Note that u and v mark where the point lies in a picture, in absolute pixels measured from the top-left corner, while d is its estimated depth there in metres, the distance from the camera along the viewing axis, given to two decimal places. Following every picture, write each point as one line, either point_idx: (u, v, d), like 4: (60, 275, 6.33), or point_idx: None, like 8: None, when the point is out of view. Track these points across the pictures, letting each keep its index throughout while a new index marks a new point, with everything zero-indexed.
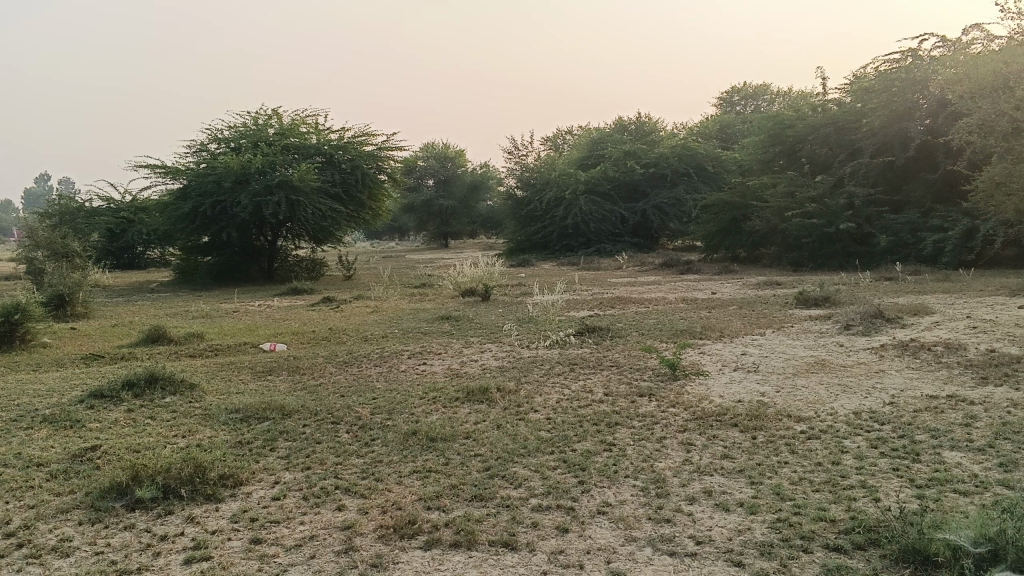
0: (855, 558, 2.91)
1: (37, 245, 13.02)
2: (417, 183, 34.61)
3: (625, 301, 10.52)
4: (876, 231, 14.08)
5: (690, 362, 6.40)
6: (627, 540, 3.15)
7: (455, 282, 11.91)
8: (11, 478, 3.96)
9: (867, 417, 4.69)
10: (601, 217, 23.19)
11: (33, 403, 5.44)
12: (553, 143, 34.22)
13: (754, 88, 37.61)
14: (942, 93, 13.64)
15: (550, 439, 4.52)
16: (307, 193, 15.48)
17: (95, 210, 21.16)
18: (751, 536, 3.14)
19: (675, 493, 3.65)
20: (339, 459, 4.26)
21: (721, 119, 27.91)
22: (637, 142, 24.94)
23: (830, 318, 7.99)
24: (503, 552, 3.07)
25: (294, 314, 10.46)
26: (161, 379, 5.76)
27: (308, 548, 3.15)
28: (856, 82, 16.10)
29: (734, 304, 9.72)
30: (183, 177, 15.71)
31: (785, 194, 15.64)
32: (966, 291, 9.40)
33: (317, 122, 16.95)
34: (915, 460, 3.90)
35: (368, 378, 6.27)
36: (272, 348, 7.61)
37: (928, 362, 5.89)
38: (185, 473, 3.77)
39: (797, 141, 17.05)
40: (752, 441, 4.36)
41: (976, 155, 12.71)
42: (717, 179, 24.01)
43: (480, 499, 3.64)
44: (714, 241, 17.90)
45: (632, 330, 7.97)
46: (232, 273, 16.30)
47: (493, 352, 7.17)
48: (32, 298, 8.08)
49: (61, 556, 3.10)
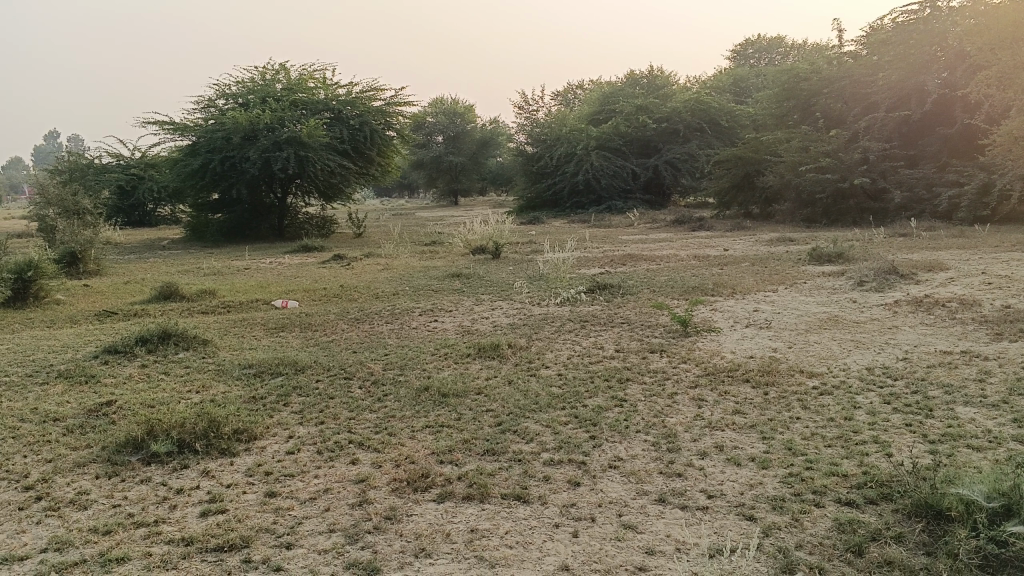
0: (867, 512, 2.91)
1: (49, 203, 13.05)
2: (426, 139, 34.38)
3: (636, 258, 10.46)
4: (891, 186, 13.90)
5: (702, 318, 6.38)
6: (638, 494, 3.16)
7: (465, 239, 11.88)
8: (29, 433, 4.00)
9: (879, 373, 4.67)
10: (612, 173, 23.00)
11: (48, 359, 5.49)
12: (564, 98, 33.85)
13: (768, 41, 36.97)
14: (962, 45, 13.37)
15: (562, 395, 4.53)
16: (316, 150, 15.39)
17: (105, 168, 21.16)
18: (763, 490, 3.14)
19: (686, 448, 3.66)
20: (352, 414, 4.29)
21: (734, 73, 27.45)
22: (650, 96, 24.59)
23: (843, 275, 7.93)
24: (515, 506, 3.09)
25: (305, 271, 10.47)
26: (174, 336, 5.80)
27: (322, 501, 3.18)
28: (873, 33, 15.77)
29: (746, 261, 9.66)
30: (191, 133, 15.63)
31: (798, 150, 15.44)
32: (981, 247, 9.30)
33: (325, 77, 16.75)
34: (927, 416, 3.89)
35: (379, 334, 6.29)
36: (283, 305, 7.64)
37: (943, 318, 5.85)
38: (199, 428, 3.80)
39: (812, 95, 16.78)
40: (764, 396, 4.36)
41: (995, 108, 12.47)
42: (730, 134, 23.71)
43: (493, 453, 3.66)
44: (727, 197, 17.77)
45: (643, 287, 7.95)
46: (243, 230, 16.31)
47: (503, 310, 7.16)
48: (44, 255, 8.10)
49: (80, 508, 3.14)
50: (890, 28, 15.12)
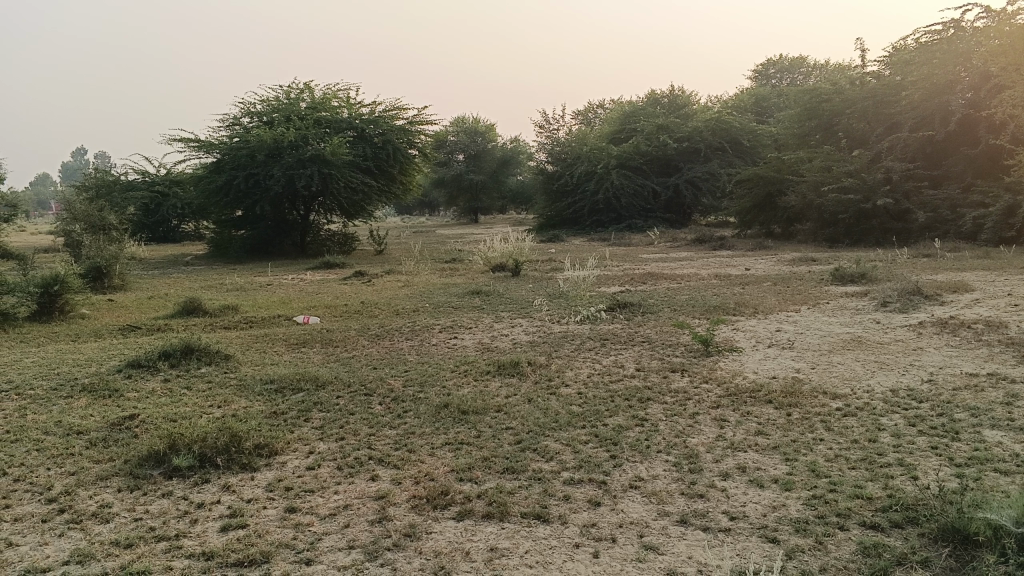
0: (892, 536, 2.87)
1: (75, 218, 13.25)
2: (447, 158, 34.65)
3: (657, 277, 10.41)
4: (915, 206, 13.76)
5: (724, 338, 6.35)
6: (660, 515, 3.13)
7: (486, 257, 11.92)
8: (53, 445, 4.04)
9: (904, 395, 4.61)
10: (633, 192, 23.04)
11: (73, 372, 5.55)
12: (585, 117, 34.00)
13: (790, 61, 36.95)
14: (986, 65, 13.30)
15: (582, 414, 4.51)
16: (339, 167, 15.52)
17: (131, 184, 21.47)
18: (786, 512, 3.11)
19: (708, 469, 3.62)
20: (372, 431, 4.29)
21: (756, 92, 27.42)
22: (671, 116, 24.60)
23: (867, 295, 7.86)
24: (535, 525, 3.07)
25: (326, 288, 10.52)
26: (196, 350, 5.85)
27: (342, 517, 3.18)
28: (896, 53, 15.71)
29: (768, 281, 9.60)
30: (216, 151, 15.81)
31: (821, 169, 15.37)
32: (1006, 268, 9.19)
33: (348, 95, 16.93)
34: (953, 439, 3.84)
35: (399, 351, 6.30)
36: (305, 321, 7.67)
37: (969, 339, 5.78)
38: (220, 442, 3.82)
39: (834, 115, 16.72)
40: (787, 418, 4.31)
41: (1020, 129, 12.36)
42: (751, 154, 23.61)
43: (512, 471, 3.64)
44: (748, 217, 17.72)
45: (664, 306, 7.92)
46: (266, 246, 16.45)
47: (524, 327, 7.16)
48: (70, 270, 8.20)
49: (101, 521, 3.16)
50: (914, 48, 15.06)
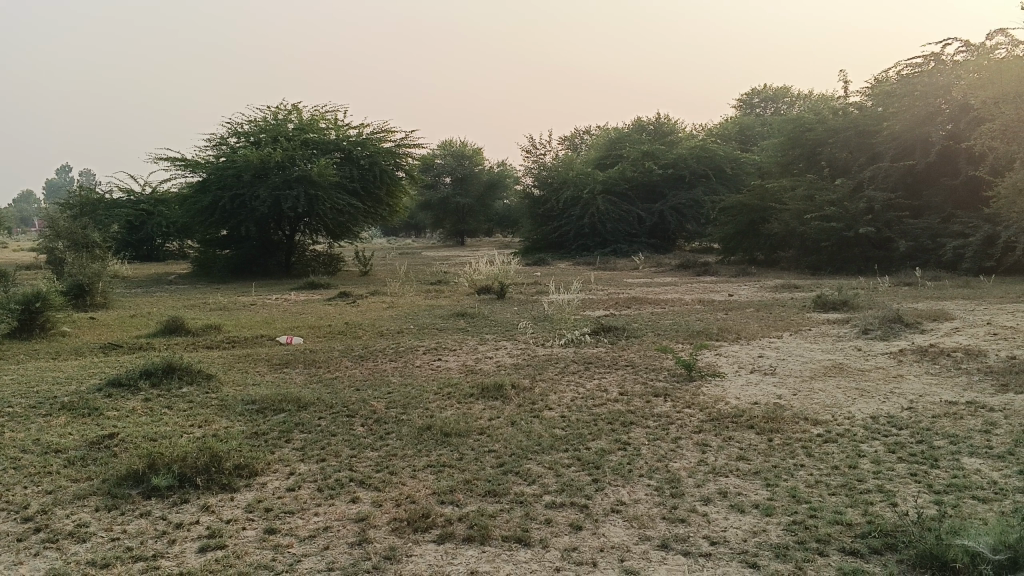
0: (871, 562, 2.88)
1: (58, 235, 13.20)
2: (434, 180, 34.79)
3: (641, 302, 10.46)
4: (896, 235, 13.92)
5: (706, 363, 6.39)
6: (641, 539, 3.13)
7: (471, 279, 11.94)
8: (30, 463, 4.00)
9: (885, 422, 4.64)
10: (618, 218, 23.18)
11: (51, 390, 5.49)
12: (572, 143, 34.27)
13: (774, 90, 37.47)
14: (965, 98, 13.56)
15: (565, 437, 4.51)
16: (326, 188, 15.55)
17: (115, 202, 21.41)
18: (766, 537, 3.12)
19: (690, 494, 3.63)
20: (354, 452, 4.27)
21: (741, 121, 27.69)
22: (657, 142, 24.83)
23: (848, 323, 7.93)
24: (516, 548, 3.06)
25: (310, 308, 10.50)
26: (178, 369, 5.81)
27: (322, 539, 3.16)
28: (878, 85, 16.00)
29: (751, 307, 9.67)
30: (203, 170, 15.82)
31: (804, 198, 15.56)
32: (985, 298, 9.32)
33: (336, 117, 17.00)
34: (932, 466, 3.87)
35: (383, 372, 6.29)
36: (288, 342, 7.63)
37: (948, 367, 5.83)
38: (200, 462, 3.79)
39: (817, 144, 16.95)
40: (768, 443, 4.33)
41: (999, 160, 12.58)
42: (735, 181, 23.82)
43: (494, 494, 3.64)
44: (732, 243, 17.83)
45: (647, 331, 7.95)
46: (250, 267, 16.40)
47: (507, 350, 7.17)
48: (53, 287, 8.15)
49: (78, 541, 3.13)
50: (895, 81, 15.36)
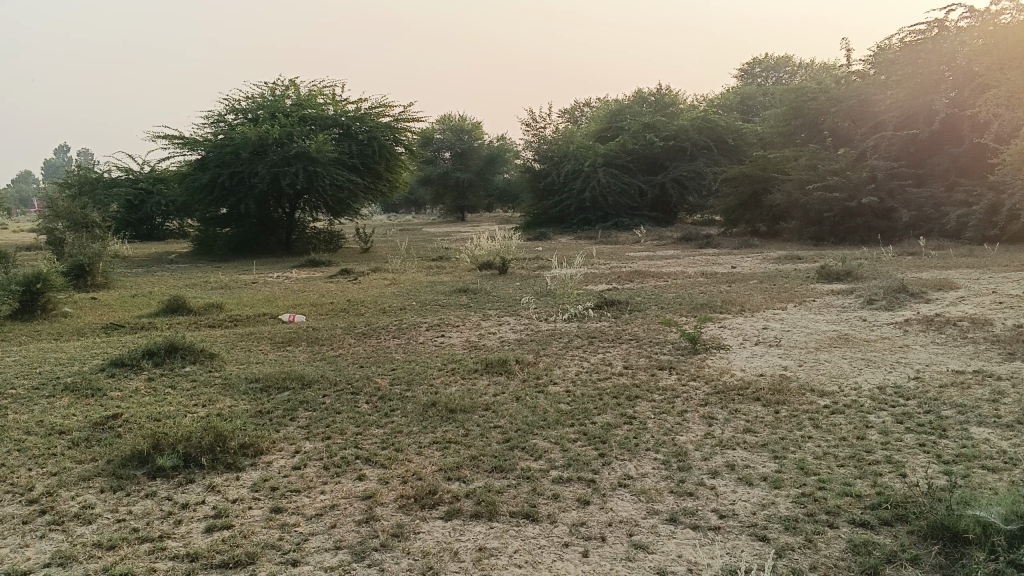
0: (881, 534, 2.87)
1: (58, 216, 13.14)
2: (434, 155, 34.60)
3: (643, 275, 10.41)
4: (899, 205, 13.83)
5: (710, 336, 6.35)
6: (649, 513, 3.11)
7: (473, 254, 11.89)
8: (34, 446, 3.98)
9: (891, 393, 4.61)
10: (620, 190, 23.04)
11: (54, 371, 5.48)
12: (572, 115, 34.02)
13: (775, 60, 37.15)
14: (970, 64, 13.39)
15: (570, 412, 4.49)
16: (324, 164, 15.45)
17: (114, 182, 21.30)
18: (776, 510, 3.09)
19: (697, 467, 3.61)
20: (359, 429, 4.25)
21: (742, 90, 27.43)
22: (657, 114, 24.62)
23: (853, 293, 7.87)
24: (524, 524, 3.04)
25: (312, 286, 10.45)
26: (181, 349, 5.79)
27: (329, 517, 3.14)
28: (881, 52, 15.83)
29: (755, 278, 9.61)
30: (201, 148, 15.72)
31: (806, 168, 15.46)
32: (990, 266, 9.25)
33: (334, 92, 16.85)
34: (941, 436, 3.84)
35: (386, 349, 6.26)
36: (291, 320, 7.61)
37: (954, 337, 5.79)
38: (205, 442, 3.77)
39: (819, 114, 16.80)
40: (775, 415, 4.31)
41: (1005, 127, 12.45)
42: (737, 152, 23.67)
43: (500, 470, 3.62)
44: (734, 215, 17.75)
45: (651, 304, 7.91)
46: (250, 244, 16.35)
47: (511, 325, 7.13)
48: (53, 268, 8.10)
49: (83, 522, 3.11)
50: (898, 48, 15.19)
